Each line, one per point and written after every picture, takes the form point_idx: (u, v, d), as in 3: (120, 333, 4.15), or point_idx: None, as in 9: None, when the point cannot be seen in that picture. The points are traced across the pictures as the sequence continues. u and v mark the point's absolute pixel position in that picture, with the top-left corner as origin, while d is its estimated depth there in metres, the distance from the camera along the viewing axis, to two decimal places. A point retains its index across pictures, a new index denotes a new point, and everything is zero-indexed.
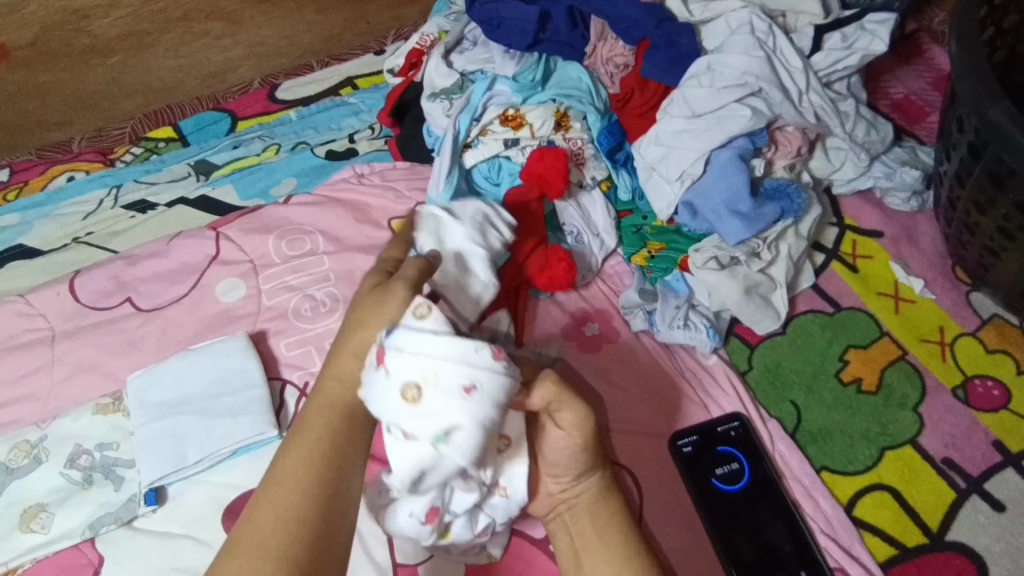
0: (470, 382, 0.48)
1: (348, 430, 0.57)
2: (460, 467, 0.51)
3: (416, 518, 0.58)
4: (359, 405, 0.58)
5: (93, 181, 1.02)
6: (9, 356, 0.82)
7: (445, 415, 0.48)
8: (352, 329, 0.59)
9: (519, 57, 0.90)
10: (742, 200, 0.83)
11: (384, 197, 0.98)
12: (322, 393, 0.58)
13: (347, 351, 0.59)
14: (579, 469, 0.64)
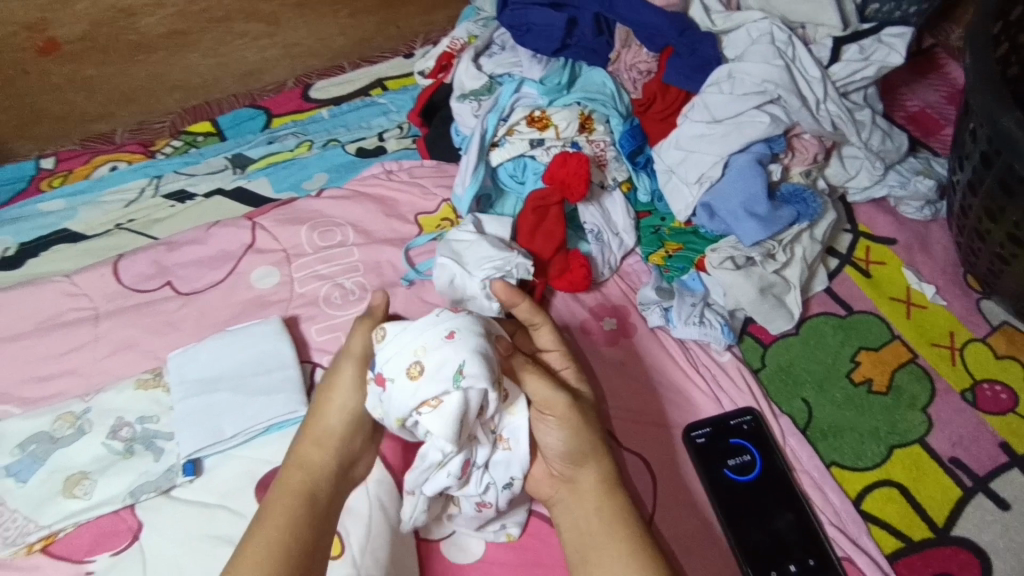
0: (447, 330, 0.64)
1: (310, 510, 0.64)
2: (486, 393, 0.63)
3: (453, 476, 0.64)
4: (320, 487, 0.66)
5: (134, 171, 1.06)
6: (54, 333, 0.86)
7: (446, 357, 0.62)
8: (315, 415, 0.70)
9: (547, 63, 0.95)
10: (759, 203, 0.86)
11: (412, 193, 1.02)
12: (287, 478, 0.66)
13: (305, 441, 0.69)
14: (573, 455, 0.69)
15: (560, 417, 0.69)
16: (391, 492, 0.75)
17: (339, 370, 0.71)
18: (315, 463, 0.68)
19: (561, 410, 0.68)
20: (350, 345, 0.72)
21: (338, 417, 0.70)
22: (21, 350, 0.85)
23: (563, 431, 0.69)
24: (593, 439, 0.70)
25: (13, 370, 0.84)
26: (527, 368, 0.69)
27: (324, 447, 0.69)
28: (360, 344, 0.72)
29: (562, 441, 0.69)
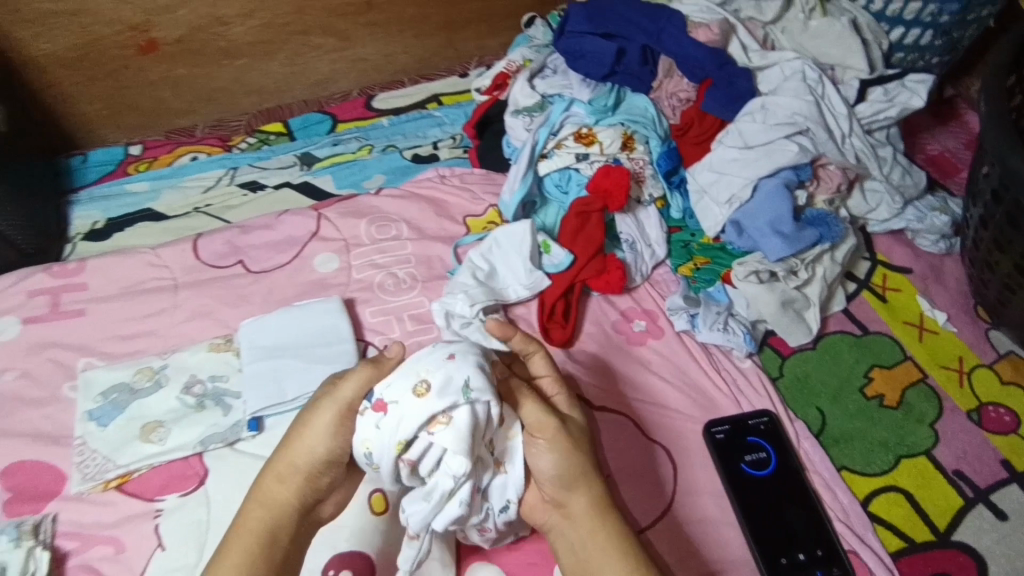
0: (449, 353, 0.66)
1: (268, 555, 0.63)
2: (490, 410, 0.64)
3: (462, 504, 0.64)
4: (280, 527, 0.65)
5: (213, 162, 1.17)
6: (137, 297, 0.95)
7: (452, 374, 0.63)
8: (287, 447, 0.66)
9: (596, 87, 1.03)
10: (785, 222, 0.94)
11: (463, 197, 1.11)
12: (248, 515, 0.65)
13: (269, 474, 0.66)
14: (564, 481, 0.70)
15: (551, 442, 0.69)
16: None
17: (318, 409, 0.66)
18: (277, 501, 0.65)
19: (552, 436, 0.69)
20: (341, 388, 0.66)
21: (305, 458, 0.65)
22: (107, 310, 0.94)
23: (553, 455, 0.69)
24: (582, 466, 0.70)
25: (99, 328, 0.93)
26: (523, 396, 0.71)
27: (286, 485, 0.65)
28: (352, 391, 0.65)
29: (553, 465, 0.69)
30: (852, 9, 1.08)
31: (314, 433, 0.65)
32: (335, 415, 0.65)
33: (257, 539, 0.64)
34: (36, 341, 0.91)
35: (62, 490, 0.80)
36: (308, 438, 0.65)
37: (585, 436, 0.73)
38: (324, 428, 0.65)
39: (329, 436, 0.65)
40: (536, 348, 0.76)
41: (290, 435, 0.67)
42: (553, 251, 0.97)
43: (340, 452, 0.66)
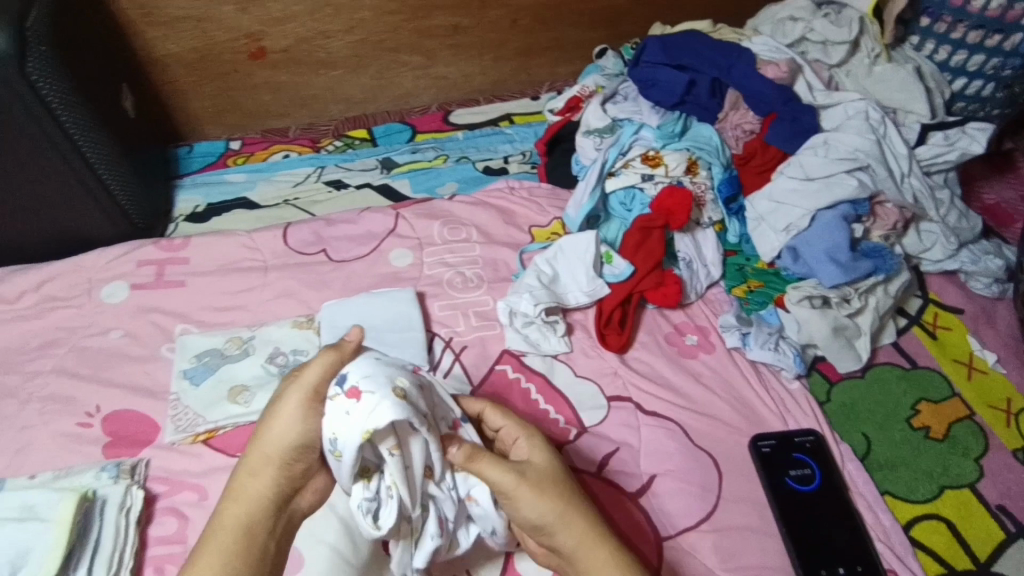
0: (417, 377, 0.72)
1: (247, 547, 0.63)
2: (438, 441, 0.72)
3: (434, 538, 0.71)
4: (256, 521, 0.65)
5: (304, 160, 1.28)
6: (232, 275, 1.05)
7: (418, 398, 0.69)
8: (257, 441, 0.67)
9: (664, 114, 1.10)
10: (841, 251, 0.98)
11: (529, 208, 1.18)
12: (225, 513, 0.64)
13: (242, 472, 0.66)
14: (545, 526, 0.69)
15: (519, 502, 0.69)
16: None
17: (285, 396, 0.68)
18: (249, 496, 0.65)
19: (518, 495, 0.69)
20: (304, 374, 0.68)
21: (277, 447, 0.66)
22: (205, 283, 1.03)
23: (528, 509, 0.69)
24: (555, 508, 0.69)
25: (197, 298, 1.02)
26: (481, 458, 0.70)
27: (260, 478, 0.66)
28: (316, 375, 0.68)
29: (528, 514, 0.69)
30: (916, 58, 1.13)
31: (282, 420, 0.67)
32: (300, 397, 0.67)
33: (236, 536, 0.63)
34: (142, 305, 1.00)
35: (155, 439, 0.87)
36: (274, 426, 0.67)
37: (552, 478, 0.72)
38: (290, 413, 0.67)
39: (296, 419, 0.67)
40: (484, 405, 0.80)
41: (258, 429, 0.68)
42: (616, 262, 1.03)
43: (313, 437, 0.68)
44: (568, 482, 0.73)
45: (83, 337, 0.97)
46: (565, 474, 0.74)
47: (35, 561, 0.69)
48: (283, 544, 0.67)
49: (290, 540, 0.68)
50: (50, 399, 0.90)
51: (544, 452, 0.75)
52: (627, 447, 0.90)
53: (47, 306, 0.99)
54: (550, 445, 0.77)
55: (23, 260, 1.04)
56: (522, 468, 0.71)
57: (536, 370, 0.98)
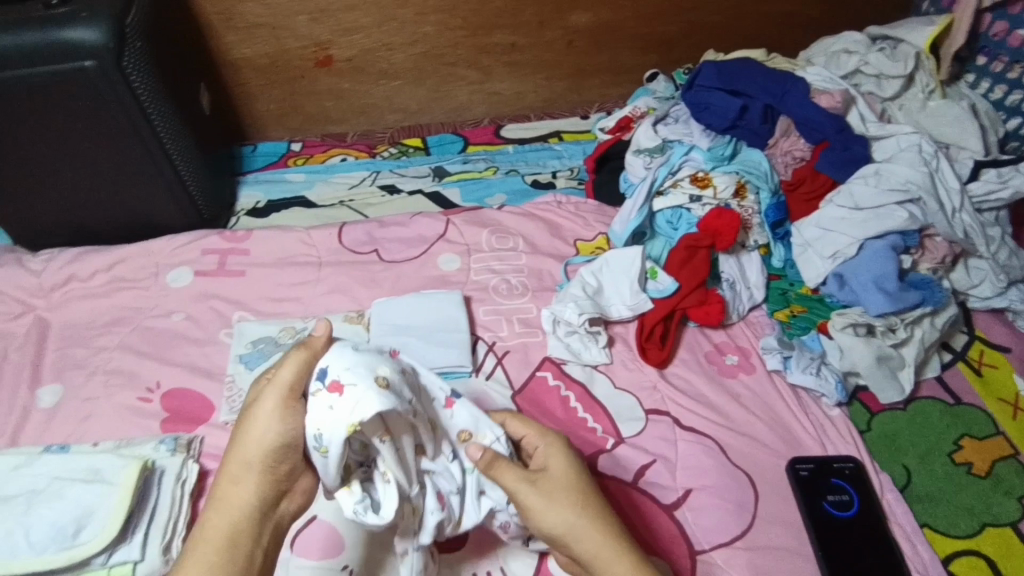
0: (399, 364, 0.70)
1: (232, 557, 0.61)
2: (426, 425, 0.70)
3: (434, 510, 0.71)
4: (241, 527, 0.62)
5: (360, 164, 1.33)
6: (289, 268, 1.10)
7: (403, 386, 0.67)
8: (232, 446, 0.64)
9: (715, 138, 1.13)
10: (889, 280, 0.99)
11: (575, 222, 1.21)
12: (207, 523, 0.62)
13: (221, 480, 0.64)
14: (564, 536, 0.67)
15: (531, 513, 0.68)
16: None
17: (260, 398, 0.65)
18: (232, 503, 0.63)
19: (529, 505, 0.68)
20: (278, 372, 0.65)
21: (256, 451, 0.64)
22: (264, 275, 1.08)
23: (540, 520, 0.68)
24: (568, 521, 0.67)
25: (255, 288, 1.07)
26: (495, 463, 0.70)
27: (240, 483, 0.63)
28: (289, 374, 0.65)
29: (547, 523, 0.68)
30: (970, 96, 1.15)
31: (258, 422, 0.64)
32: (276, 396, 0.64)
33: (222, 544, 0.61)
34: (204, 291, 1.05)
35: (209, 418, 0.91)
36: (250, 428, 0.64)
37: (567, 488, 0.69)
38: (265, 413, 0.64)
39: (273, 418, 0.64)
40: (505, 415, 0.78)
41: (235, 433, 0.65)
42: (660, 278, 1.06)
43: (294, 437, 0.65)
44: (586, 494, 0.70)
45: (147, 317, 1.02)
46: (584, 484, 0.71)
47: (98, 521, 0.72)
48: (273, 550, 0.65)
49: (279, 545, 0.66)
50: (114, 373, 0.95)
51: (563, 460, 0.72)
52: (664, 460, 0.91)
53: (116, 286, 1.04)
54: (572, 451, 0.74)
55: (97, 241, 1.12)
56: (536, 477, 0.70)
57: (576, 379, 1.00)
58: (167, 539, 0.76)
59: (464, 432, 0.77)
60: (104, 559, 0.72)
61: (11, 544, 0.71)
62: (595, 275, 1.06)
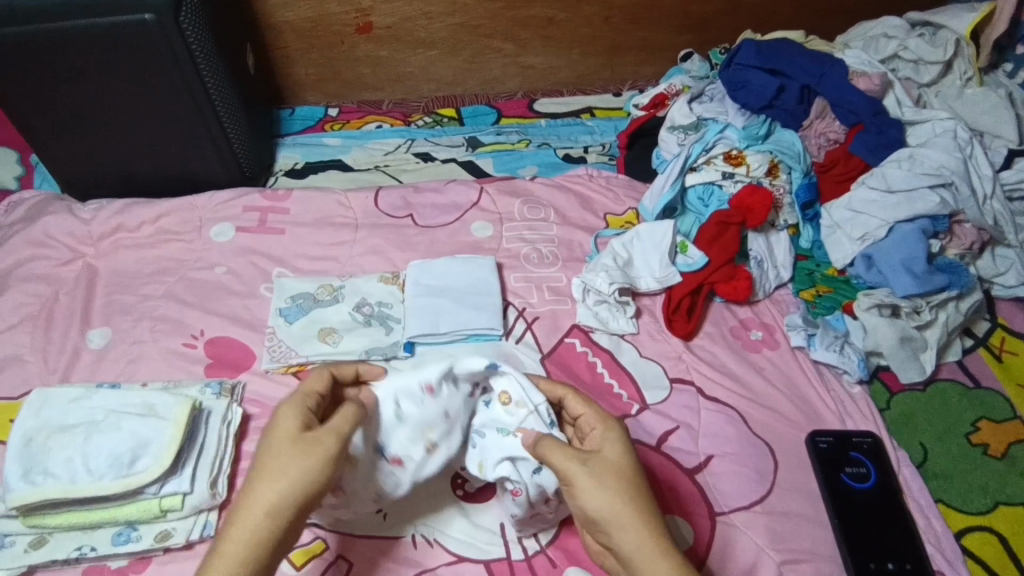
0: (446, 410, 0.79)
1: None
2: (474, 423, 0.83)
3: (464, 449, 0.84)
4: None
5: (395, 132, 1.36)
6: (327, 228, 1.12)
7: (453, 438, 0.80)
8: (270, 483, 0.62)
9: (749, 117, 1.14)
10: (917, 263, 1.00)
11: (606, 196, 1.22)
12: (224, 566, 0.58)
13: (256, 512, 0.61)
14: (605, 521, 0.66)
15: (577, 491, 0.67)
16: None
17: (317, 442, 0.66)
18: (265, 537, 0.61)
19: (576, 483, 0.67)
20: (337, 423, 0.68)
21: (301, 494, 0.63)
22: (302, 234, 1.11)
23: (584, 499, 0.67)
24: (612, 505, 0.65)
25: (294, 246, 1.10)
26: (546, 443, 0.71)
27: (278, 520, 0.61)
28: (348, 428, 0.69)
29: (588, 505, 0.66)
30: (1008, 84, 1.15)
31: (317, 463, 0.64)
32: (338, 443, 0.66)
33: None
34: (245, 247, 1.09)
35: (251, 366, 0.96)
36: (303, 467, 0.63)
37: (617, 473, 0.68)
38: (325, 457, 0.65)
39: (331, 466, 0.65)
40: (568, 394, 0.79)
41: (278, 467, 0.63)
42: (690, 251, 1.08)
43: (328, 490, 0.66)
44: (636, 483, 0.68)
45: (191, 269, 1.06)
46: (636, 472, 0.69)
47: (153, 452, 0.77)
48: None
49: None
50: (160, 320, 0.99)
51: (617, 445, 0.71)
52: (687, 427, 0.93)
53: (161, 238, 1.09)
54: (627, 439, 0.72)
55: (144, 192, 1.19)
56: (586, 457, 0.69)
57: (603, 347, 1.02)
58: (214, 474, 0.81)
59: (505, 395, 0.82)
60: (156, 489, 0.77)
61: (71, 469, 0.76)
62: (624, 248, 1.08)
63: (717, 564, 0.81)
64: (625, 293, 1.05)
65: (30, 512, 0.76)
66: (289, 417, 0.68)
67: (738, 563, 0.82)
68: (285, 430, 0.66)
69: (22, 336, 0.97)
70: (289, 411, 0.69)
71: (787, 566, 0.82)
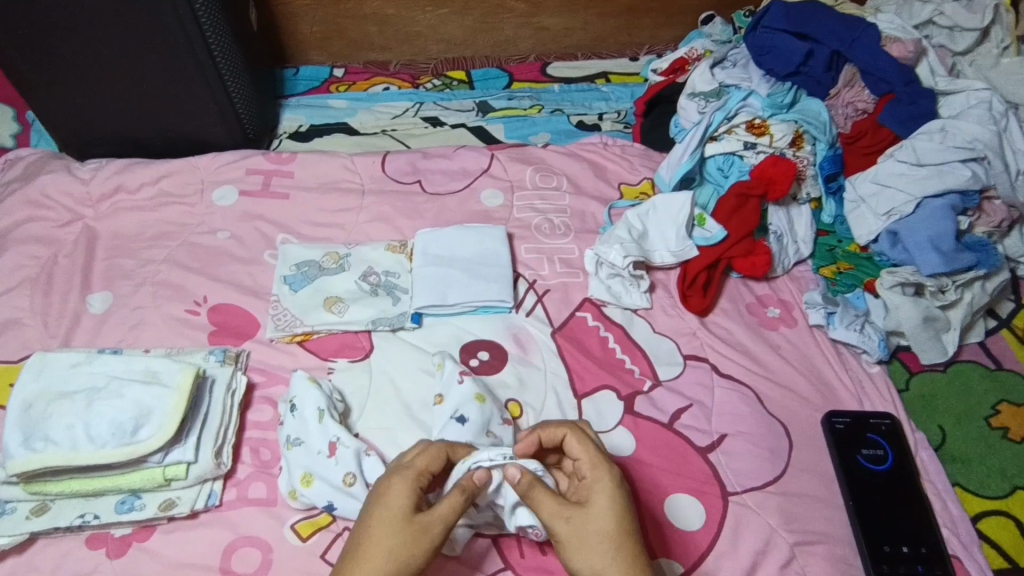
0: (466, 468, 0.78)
1: None
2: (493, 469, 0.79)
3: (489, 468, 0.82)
4: None
5: (403, 95, 1.32)
6: (333, 194, 1.09)
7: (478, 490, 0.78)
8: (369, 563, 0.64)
9: (775, 85, 1.10)
10: (945, 241, 0.97)
11: (621, 165, 1.17)
12: None
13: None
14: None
15: (561, 548, 0.68)
16: (564, 384, 0.91)
17: (422, 529, 0.66)
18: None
19: (560, 539, 0.68)
20: (442, 511, 0.67)
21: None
22: (307, 199, 1.08)
23: (567, 557, 0.67)
24: (594, 567, 0.66)
25: (298, 211, 1.07)
26: (533, 492, 0.70)
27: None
28: (450, 518, 0.67)
29: (573, 563, 0.67)
30: None
31: (422, 554, 0.65)
32: (443, 534, 0.66)
33: None
34: (248, 212, 1.06)
35: (255, 334, 0.93)
36: (404, 554, 0.64)
37: (600, 533, 0.67)
38: (427, 549, 0.65)
39: (430, 556, 0.65)
40: (566, 432, 0.75)
41: (385, 550, 0.64)
42: (708, 224, 1.04)
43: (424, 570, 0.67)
44: (621, 543, 0.67)
45: (193, 234, 1.03)
46: (623, 531, 0.67)
47: (156, 420, 0.75)
48: None
49: None
50: (162, 285, 0.97)
51: (605, 501, 0.69)
52: (701, 405, 0.91)
53: (163, 201, 1.06)
54: (618, 491, 0.70)
55: (143, 153, 1.15)
56: (571, 513, 0.68)
57: (615, 321, 0.99)
58: (218, 444, 0.79)
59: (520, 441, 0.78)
60: (159, 458, 0.76)
61: (72, 437, 0.74)
62: (641, 220, 1.05)
63: (728, 544, 0.80)
64: (639, 268, 1.02)
65: (31, 479, 0.74)
66: (400, 494, 0.67)
67: (750, 543, 0.80)
68: (396, 508, 0.66)
69: (21, 299, 0.95)
70: (400, 488, 0.68)
71: (799, 547, 0.80)
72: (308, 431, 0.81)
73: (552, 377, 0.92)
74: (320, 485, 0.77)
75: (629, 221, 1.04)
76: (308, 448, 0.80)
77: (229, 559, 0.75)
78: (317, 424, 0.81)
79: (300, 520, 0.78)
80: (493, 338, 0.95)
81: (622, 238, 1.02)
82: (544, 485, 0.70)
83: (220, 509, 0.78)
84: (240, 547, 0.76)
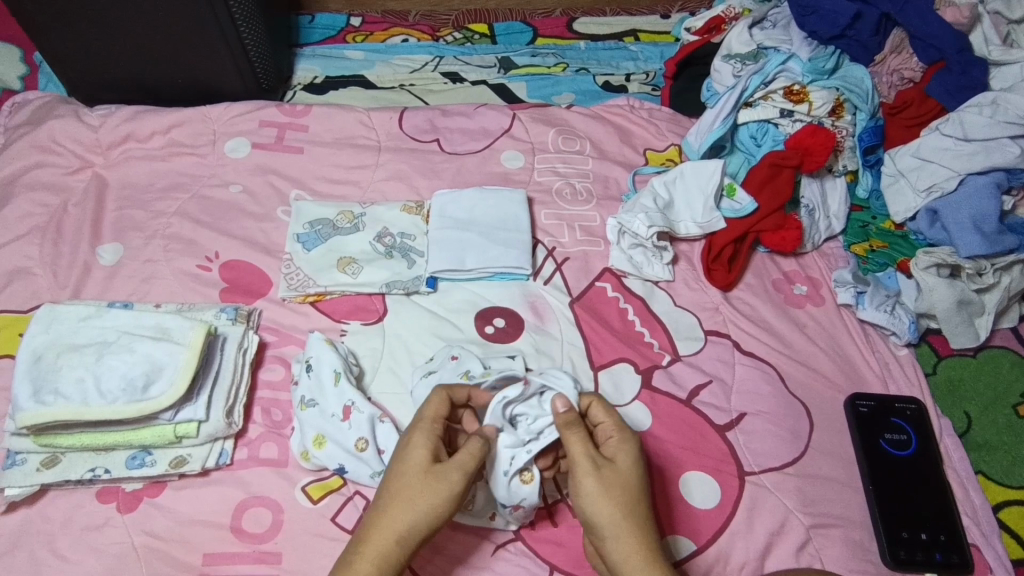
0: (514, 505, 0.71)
1: None
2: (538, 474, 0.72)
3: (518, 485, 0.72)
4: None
5: (422, 47, 1.27)
6: (347, 149, 1.05)
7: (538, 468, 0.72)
8: (392, 504, 0.65)
9: (817, 49, 1.03)
10: (988, 221, 0.92)
11: (647, 130, 1.12)
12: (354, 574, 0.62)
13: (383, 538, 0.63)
14: (603, 525, 0.66)
15: (583, 494, 0.67)
16: (581, 357, 0.89)
17: (440, 474, 0.65)
18: (392, 561, 0.63)
19: (583, 484, 0.67)
20: (456, 456, 0.66)
21: (426, 523, 0.64)
22: (322, 154, 1.04)
23: (588, 504, 0.66)
24: (614, 517, 0.65)
25: (312, 167, 1.03)
26: (572, 430, 0.68)
27: (405, 545, 0.64)
28: (469, 461, 0.66)
29: (592, 508, 0.66)
30: None
31: (446, 498, 0.65)
32: (462, 483, 0.65)
33: None
34: (260, 165, 1.03)
35: (267, 293, 0.91)
36: (436, 502, 0.64)
37: (625, 487, 0.67)
38: (449, 495, 0.65)
39: (450, 506, 0.65)
40: (591, 399, 0.72)
41: (408, 498, 0.64)
42: (738, 196, 1.00)
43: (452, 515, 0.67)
44: (639, 499, 0.67)
45: (204, 186, 1.00)
46: (642, 489, 0.68)
47: (167, 377, 0.74)
48: None
49: None
50: (173, 239, 0.94)
51: (632, 456, 0.69)
52: (720, 381, 0.89)
53: (173, 151, 1.03)
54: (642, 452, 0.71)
55: (154, 100, 1.11)
56: (601, 463, 0.68)
57: (635, 293, 0.96)
58: (230, 402, 0.78)
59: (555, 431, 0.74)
60: (170, 415, 0.74)
61: (82, 391, 0.73)
62: (665, 188, 1.01)
63: (743, 523, 0.78)
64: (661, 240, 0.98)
65: (41, 431, 0.73)
66: (420, 447, 0.67)
67: (765, 523, 0.79)
68: (418, 458, 0.66)
69: (31, 249, 0.93)
70: (418, 440, 0.68)
71: (815, 530, 0.79)
72: (323, 392, 0.79)
73: (568, 339, 0.90)
74: (332, 447, 0.76)
75: (652, 188, 1.00)
76: (321, 410, 0.79)
77: (240, 518, 0.75)
78: (333, 386, 0.79)
79: (310, 482, 0.78)
80: (509, 304, 0.92)
81: (645, 205, 0.98)
82: (582, 427, 0.69)
83: (232, 467, 0.78)
84: (251, 506, 0.76)
